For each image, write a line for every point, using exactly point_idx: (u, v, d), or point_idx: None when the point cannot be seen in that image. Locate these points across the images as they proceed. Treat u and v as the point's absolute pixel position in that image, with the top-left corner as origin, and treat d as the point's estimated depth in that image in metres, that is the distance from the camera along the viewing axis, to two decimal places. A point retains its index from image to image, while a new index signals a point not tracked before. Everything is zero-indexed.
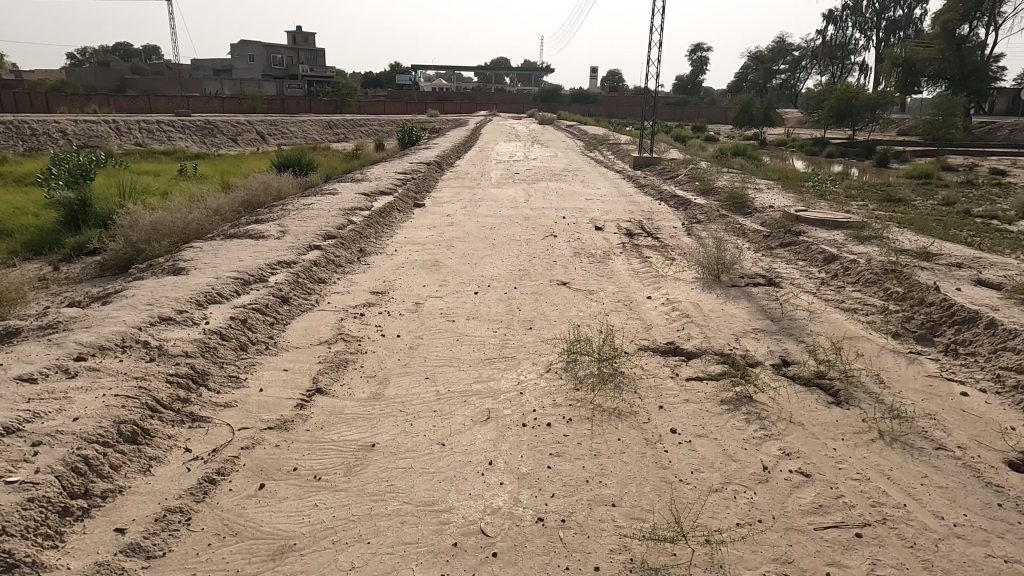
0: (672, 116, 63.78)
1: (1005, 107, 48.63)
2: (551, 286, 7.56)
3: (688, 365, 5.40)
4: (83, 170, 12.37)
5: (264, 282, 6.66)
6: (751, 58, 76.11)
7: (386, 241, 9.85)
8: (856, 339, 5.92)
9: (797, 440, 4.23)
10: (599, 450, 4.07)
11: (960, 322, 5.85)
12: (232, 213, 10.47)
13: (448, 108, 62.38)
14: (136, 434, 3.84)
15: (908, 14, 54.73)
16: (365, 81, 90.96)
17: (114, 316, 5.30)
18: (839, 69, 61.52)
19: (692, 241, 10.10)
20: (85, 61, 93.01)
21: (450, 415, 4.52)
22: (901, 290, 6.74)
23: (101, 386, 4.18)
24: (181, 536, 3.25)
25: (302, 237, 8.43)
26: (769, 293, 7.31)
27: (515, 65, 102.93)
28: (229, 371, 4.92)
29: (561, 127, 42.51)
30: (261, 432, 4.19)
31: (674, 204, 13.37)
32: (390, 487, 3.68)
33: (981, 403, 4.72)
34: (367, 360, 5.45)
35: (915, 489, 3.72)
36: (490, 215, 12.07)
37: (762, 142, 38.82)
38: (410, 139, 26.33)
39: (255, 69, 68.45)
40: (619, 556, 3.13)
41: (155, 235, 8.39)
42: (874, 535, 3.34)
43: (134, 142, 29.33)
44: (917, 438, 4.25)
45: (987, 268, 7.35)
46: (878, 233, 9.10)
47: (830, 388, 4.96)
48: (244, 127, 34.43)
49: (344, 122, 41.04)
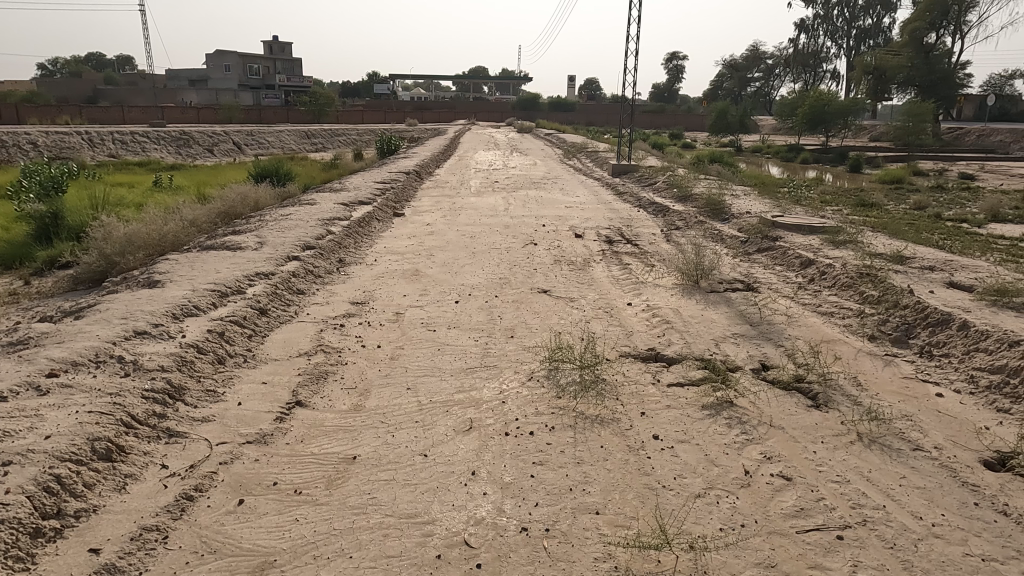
0: (650, 125, 64.72)
1: (972, 114, 49.61)
2: (532, 294, 7.57)
3: (669, 371, 5.42)
4: (54, 181, 12.15)
5: (242, 294, 6.57)
6: (727, 66, 77.59)
7: (366, 250, 9.80)
8: (834, 342, 5.99)
9: (777, 444, 4.26)
10: (582, 458, 4.06)
11: (934, 324, 5.95)
12: (208, 224, 10.34)
13: (426, 116, 61.95)
14: (111, 451, 3.77)
15: (876, 22, 55.74)
16: (343, 90, 90.69)
17: (87, 331, 5.20)
18: (812, 77, 62.89)
19: (670, 247, 10.21)
20: (55, 71, 91.55)
21: (432, 425, 4.49)
22: (876, 294, 6.84)
23: (74, 403, 4.09)
24: (158, 555, 3.17)
25: (280, 248, 8.35)
26: (747, 297, 7.38)
27: (494, 77, 103.71)
28: (206, 385, 4.84)
29: (541, 135, 42.61)
30: (241, 447, 4.13)
31: (653, 211, 13.47)
32: (372, 500, 3.65)
33: (955, 404, 4.80)
34: (348, 371, 5.40)
35: (893, 490, 3.76)
36: (471, 224, 12.05)
37: (738, 149, 39.32)
38: (389, 149, 26.23)
39: (231, 79, 67.82)
40: (605, 565, 3.12)
41: (129, 247, 8.25)
42: (855, 537, 3.37)
43: (108, 153, 28.95)
44: (894, 440, 4.31)
45: (959, 271, 7.49)
46: (853, 237, 9.27)
47: (810, 392, 5.00)
48: (220, 138, 34.08)
49: (322, 132, 40.85)
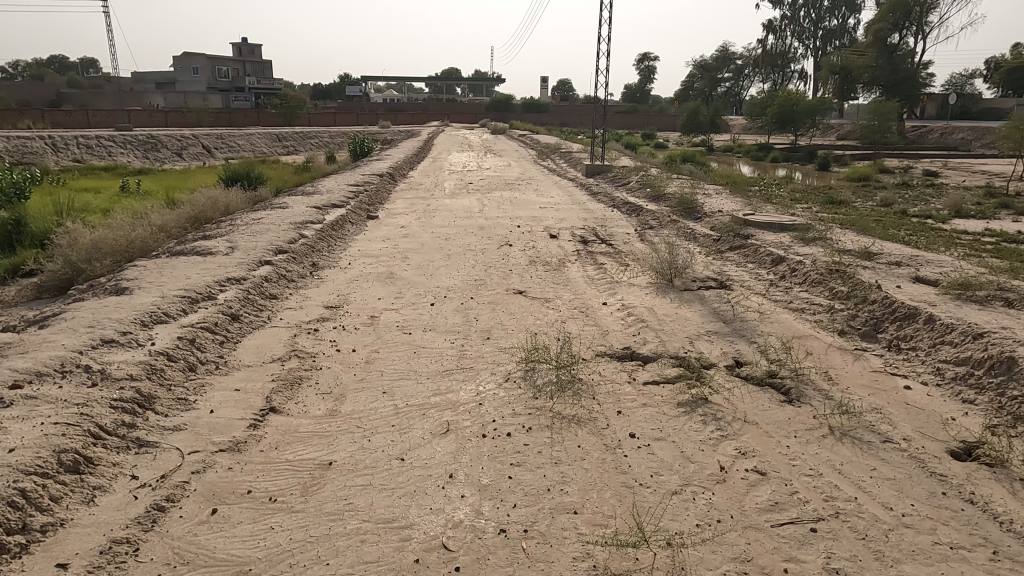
0: (623, 125, 65.22)
1: (935, 112, 50.80)
2: (508, 295, 7.57)
3: (645, 369, 5.46)
4: (17, 188, 11.85)
5: (213, 300, 6.47)
6: (697, 67, 78.51)
7: (339, 254, 9.71)
8: (805, 338, 6.09)
9: (751, 440, 4.31)
10: (560, 458, 4.07)
11: (901, 318, 6.07)
12: (178, 229, 10.16)
13: (399, 118, 61.66)
14: (78, 463, 3.68)
15: (842, 23, 56.81)
16: (314, 92, 89.80)
17: (52, 340, 5.07)
18: (780, 77, 63.91)
19: (644, 246, 10.30)
20: (16, 74, 89.30)
21: (409, 429, 4.46)
22: (845, 289, 6.97)
23: (39, 415, 3.99)
24: (128, 568, 3.10)
25: (252, 252, 8.24)
26: (720, 295, 7.47)
27: (467, 78, 103.72)
28: (177, 394, 4.76)
29: (514, 137, 42.75)
30: (213, 455, 4.06)
31: (627, 210, 13.57)
32: (348, 505, 3.61)
33: (923, 396, 4.91)
34: (323, 376, 5.35)
35: (865, 482, 3.83)
36: (445, 226, 12.01)
37: (710, 148, 39.78)
38: (362, 151, 26.04)
39: (200, 81, 66.79)
40: (583, 564, 3.13)
41: (96, 254, 8.09)
42: (828, 529, 3.42)
43: (72, 158, 28.30)
44: (865, 432, 4.40)
45: (924, 266, 7.66)
46: (822, 234, 9.43)
47: (782, 387, 5.08)
48: (189, 142, 33.55)
49: (294, 135, 40.40)
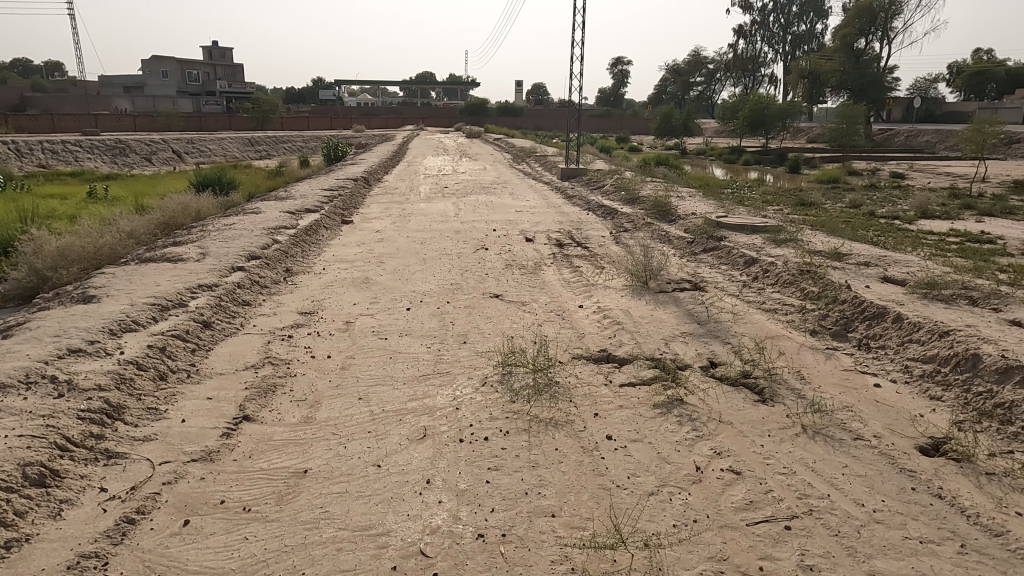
0: (597, 129, 65.64)
1: (901, 115, 51.95)
2: (484, 299, 7.56)
3: (621, 371, 5.49)
4: None
5: (184, 307, 6.36)
6: (670, 71, 79.39)
7: (314, 259, 9.61)
8: (777, 338, 6.18)
9: (727, 440, 4.36)
10: (537, 461, 4.07)
11: (870, 318, 6.19)
12: (147, 235, 9.99)
13: (373, 122, 61.32)
14: (45, 476, 3.59)
15: (810, 29, 57.88)
16: (287, 96, 88.88)
17: (16, 350, 4.94)
18: (751, 81, 64.88)
19: (619, 248, 10.38)
20: None
21: (385, 435, 4.42)
22: (816, 290, 7.09)
23: (3, 427, 3.89)
24: None
25: (224, 258, 8.13)
26: (694, 296, 7.55)
27: (442, 82, 103.55)
28: (147, 403, 4.66)
29: (489, 140, 42.79)
30: (185, 465, 3.99)
31: (602, 213, 13.64)
32: (324, 514, 3.57)
33: (892, 393, 5.01)
34: (297, 383, 5.28)
35: (837, 479, 3.90)
36: (421, 230, 11.97)
37: (683, 152, 40.23)
38: (336, 155, 25.84)
39: (170, 85, 65.76)
40: (561, 567, 3.13)
41: (63, 262, 7.92)
42: (801, 526, 3.47)
43: (37, 163, 27.66)
44: (836, 430, 4.47)
45: (892, 266, 7.82)
46: (793, 236, 9.58)
47: (756, 387, 5.14)
48: (159, 146, 33.03)
49: (266, 140, 39.98)
